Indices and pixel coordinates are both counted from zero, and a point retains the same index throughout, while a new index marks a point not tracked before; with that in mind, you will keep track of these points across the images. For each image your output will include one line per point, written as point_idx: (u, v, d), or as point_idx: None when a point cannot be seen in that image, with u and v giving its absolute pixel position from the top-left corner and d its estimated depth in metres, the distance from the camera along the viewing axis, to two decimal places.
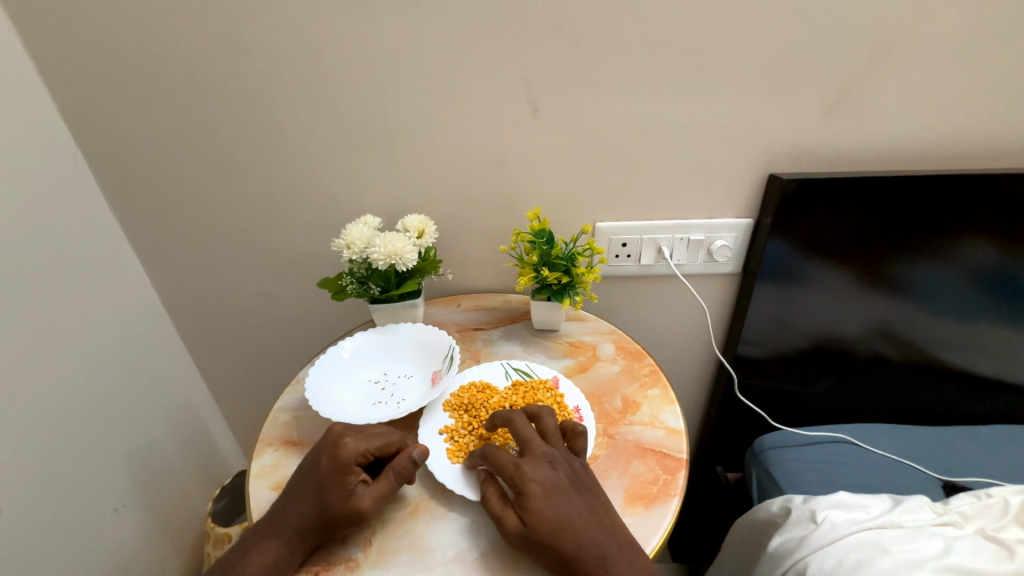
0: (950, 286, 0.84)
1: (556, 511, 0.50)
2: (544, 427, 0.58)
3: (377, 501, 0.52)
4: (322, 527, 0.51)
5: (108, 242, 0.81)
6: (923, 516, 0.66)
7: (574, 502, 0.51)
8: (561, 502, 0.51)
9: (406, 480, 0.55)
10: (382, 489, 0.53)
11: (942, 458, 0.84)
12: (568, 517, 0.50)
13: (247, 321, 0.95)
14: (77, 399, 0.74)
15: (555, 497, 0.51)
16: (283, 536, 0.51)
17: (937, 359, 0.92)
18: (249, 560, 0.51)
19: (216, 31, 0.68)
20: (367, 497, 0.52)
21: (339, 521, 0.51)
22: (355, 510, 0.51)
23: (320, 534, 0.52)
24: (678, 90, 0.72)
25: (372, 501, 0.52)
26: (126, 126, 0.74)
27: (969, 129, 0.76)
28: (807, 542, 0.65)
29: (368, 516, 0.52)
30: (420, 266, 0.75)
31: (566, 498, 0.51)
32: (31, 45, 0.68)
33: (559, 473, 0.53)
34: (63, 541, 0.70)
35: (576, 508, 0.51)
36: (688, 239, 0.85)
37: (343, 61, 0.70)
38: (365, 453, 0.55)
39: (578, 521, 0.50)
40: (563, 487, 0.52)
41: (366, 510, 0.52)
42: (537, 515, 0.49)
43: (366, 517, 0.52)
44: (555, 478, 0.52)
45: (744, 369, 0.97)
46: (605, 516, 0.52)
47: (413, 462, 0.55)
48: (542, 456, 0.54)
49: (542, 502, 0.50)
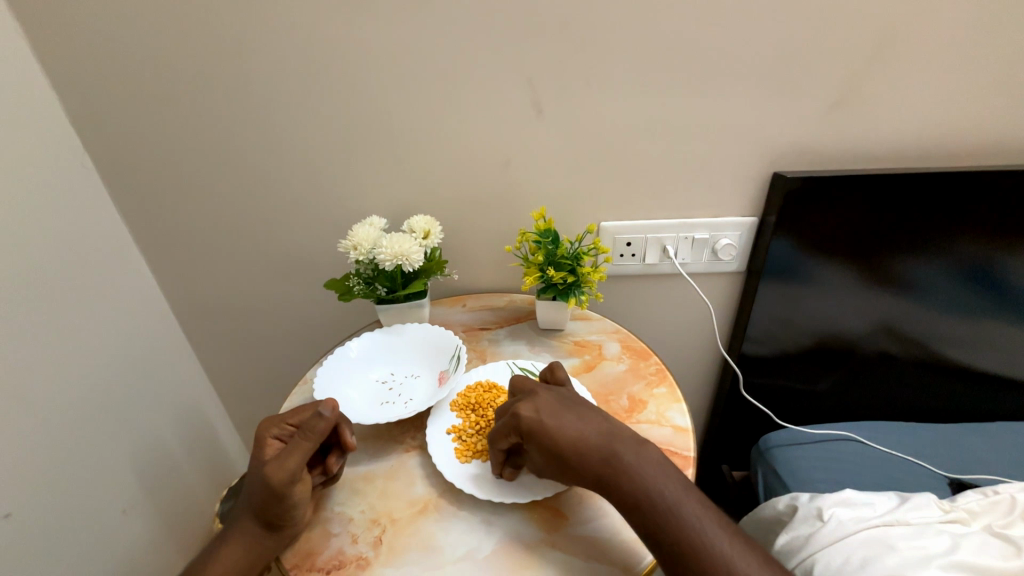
0: (957, 282, 0.84)
1: (560, 423, 0.53)
2: (519, 383, 0.61)
3: (294, 466, 0.52)
4: (263, 511, 0.52)
5: (115, 245, 0.81)
6: (929, 513, 0.66)
7: (565, 417, 0.54)
8: (555, 421, 0.54)
9: (318, 435, 0.54)
10: (297, 454, 0.53)
11: (948, 456, 0.84)
12: (565, 430, 0.53)
13: (252, 322, 0.95)
14: (83, 399, 0.75)
15: (549, 419, 0.54)
16: (245, 532, 0.53)
17: (942, 356, 0.92)
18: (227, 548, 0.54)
19: (219, 34, 0.68)
20: (278, 467, 0.51)
21: (270, 500, 0.51)
22: (270, 482, 0.51)
23: (267, 519, 0.52)
24: (683, 87, 0.72)
25: (294, 465, 0.52)
26: (131, 128, 0.75)
27: (972, 127, 0.76)
28: (814, 540, 0.65)
29: (286, 489, 0.51)
30: (427, 266, 0.76)
31: (559, 416, 0.54)
32: (39, 51, 0.69)
33: (545, 402, 0.56)
34: (70, 541, 0.71)
35: (567, 420, 0.54)
36: (692, 238, 0.85)
37: (347, 62, 0.71)
38: (288, 430, 0.58)
39: (576, 430, 0.53)
40: (553, 410, 0.55)
41: (282, 481, 0.51)
42: (546, 432, 0.53)
43: (288, 487, 0.51)
44: (555, 402, 0.56)
45: (748, 368, 0.97)
46: (608, 424, 0.55)
47: (320, 417, 0.55)
48: (539, 394, 0.58)
49: (543, 429, 0.53)
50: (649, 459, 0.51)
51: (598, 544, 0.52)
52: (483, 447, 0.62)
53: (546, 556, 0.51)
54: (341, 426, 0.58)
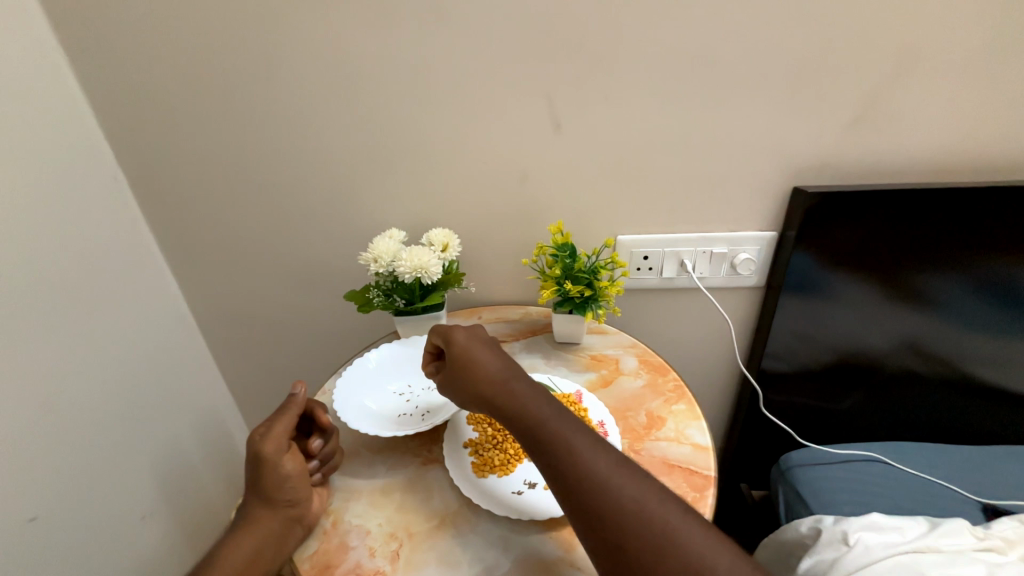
0: (983, 299, 0.82)
1: (476, 353, 0.57)
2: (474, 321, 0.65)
3: (279, 434, 0.59)
4: (261, 487, 0.58)
5: (142, 255, 0.84)
6: (962, 541, 0.63)
7: (485, 350, 0.58)
8: (475, 350, 0.58)
9: (295, 410, 0.62)
10: (279, 426, 0.60)
11: (981, 481, 0.81)
12: (478, 361, 0.57)
13: (272, 332, 0.97)
14: (107, 406, 0.76)
15: (471, 346, 0.58)
16: (252, 518, 0.57)
17: (969, 375, 0.89)
18: (241, 542, 0.57)
19: (246, 52, 0.71)
20: (265, 437, 0.59)
21: (264, 471, 0.58)
22: (260, 453, 0.58)
23: (265, 495, 0.58)
24: (702, 101, 0.72)
25: (279, 435, 0.59)
26: (160, 142, 0.77)
27: (999, 141, 0.74)
28: (839, 565, 0.63)
29: (274, 455, 0.58)
30: (444, 279, 0.76)
31: (481, 348, 0.58)
32: (77, 69, 0.72)
33: (477, 334, 0.60)
34: (90, 545, 0.72)
35: (485, 354, 0.58)
36: (710, 253, 0.85)
37: (369, 77, 0.72)
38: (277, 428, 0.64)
39: (487, 363, 0.57)
40: (478, 341, 0.59)
41: (270, 448, 0.58)
42: (461, 356, 0.57)
43: (277, 453, 0.58)
44: (478, 333, 0.60)
45: (768, 384, 0.95)
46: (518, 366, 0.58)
47: (293, 395, 0.63)
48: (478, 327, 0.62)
49: (461, 350, 0.58)
50: (543, 396, 0.54)
51: None
52: (500, 462, 0.61)
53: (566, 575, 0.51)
54: (319, 410, 0.65)
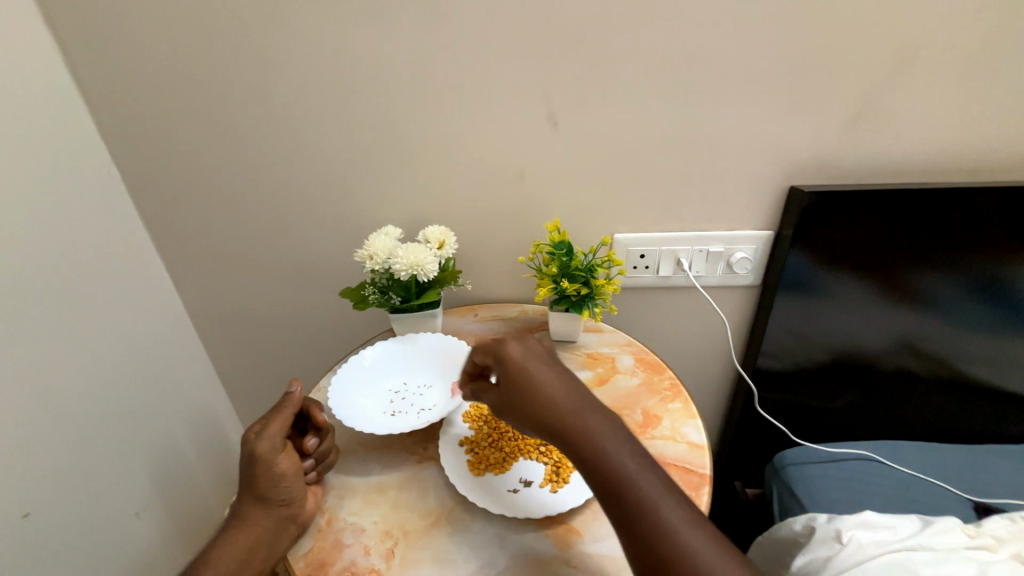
0: (977, 299, 0.82)
1: (533, 368, 0.53)
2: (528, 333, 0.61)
3: (274, 432, 0.59)
4: (255, 486, 0.58)
5: (136, 251, 0.83)
6: (954, 539, 0.64)
7: (543, 365, 0.54)
8: (534, 366, 0.53)
9: (291, 408, 0.62)
10: (275, 424, 0.60)
11: (973, 479, 0.81)
12: (538, 378, 0.52)
13: (267, 329, 0.96)
14: (101, 403, 0.76)
15: (529, 361, 0.54)
16: (245, 516, 0.58)
17: (963, 374, 0.90)
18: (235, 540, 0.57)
19: (241, 47, 0.70)
20: (261, 436, 0.59)
21: (258, 470, 0.58)
22: (256, 452, 0.58)
23: (259, 493, 0.58)
24: (700, 98, 0.72)
25: (274, 432, 0.59)
26: (154, 138, 0.77)
27: (994, 142, 0.75)
28: (833, 563, 0.63)
29: (269, 453, 0.58)
30: (441, 276, 0.75)
31: (541, 364, 0.54)
32: (70, 62, 0.71)
33: (533, 348, 0.56)
34: (84, 542, 0.72)
35: (544, 370, 0.53)
36: (706, 252, 0.85)
37: (365, 73, 0.72)
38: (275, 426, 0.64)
39: (547, 380, 0.52)
40: (537, 356, 0.55)
41: (265, 446, 0.58)
42: (518, 371, 0.53)
43: (271, 451, 0.58)
44: (540, 352, 0.56)
45: (763, 383, 0.96)
46: (580, 385, 0.53)
47: (289, 393, 0.63)
48: (533, 341, 0.57)
49: (517, 365, 0.53)
50: (619, 431, 0.49)
51: (612, 562, 0.51)
52: (496, 460, 0.61)
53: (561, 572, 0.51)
54: (315, 407, 0.65)
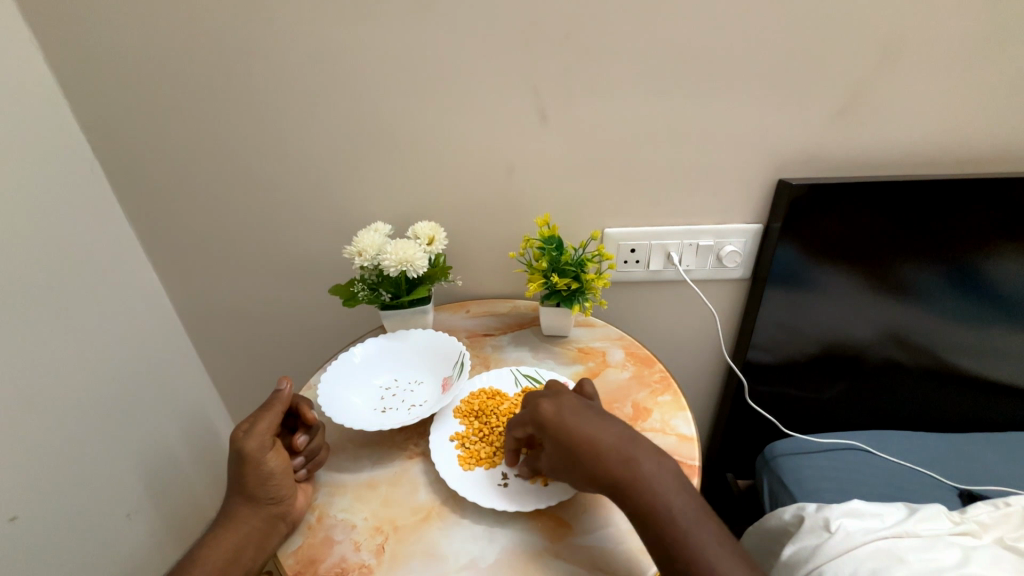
0: (963, 289, 0.83)
1: (576, 420, 0.53)
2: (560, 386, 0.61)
3: (262, 431, 0.58)
4: (244, 484, 0.57)
5: (122, 249, 0.82)
6: (940, 525, 0.65)
7: (585, 415, 0.53)
8: (578, 420, 0.53)
9: (281, 405, 0.61)
10: (263, 423, 0.59)
11: (958, 466, 0.83)
12: (585, 431, 0.52)
13: (256, 327, 0.96)
14: (89, 403, 0.75)
15: (569, 414, 0.54)
16: (233, 514, 0.57)
17: (949, 364, 0.91)
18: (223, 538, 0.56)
19: (225, 42, 0.69)
20: (249, 434, 0.58)
21: (246, 469, 0.57)
22: (244, 451, 0.57)
23: (247, 492, 0.57)
24: (688, 92, 0.72)
25: (263, 431, 0.58)
26: (138, 134, 0.76)
27: (978, 135, 0.75)
28: (821, 552, 0.64)
29: (258, 453, 0.57)
30: (430, 272, 0.76)
31: (582, 416, 0.53)
32: (51, 57, 0.70)
33: (569, 400, 0.56)
34: (73, 544, 0.71)
35: (586, 420, 0.53)
36: (696, 245, 0.85)
37: (352, 69, 0.71)
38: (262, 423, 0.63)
39: (593, 432, 0.52)
40: (576, 408, 0.54)
41: (253, 445, 0.57)
42: (563, 427, 0.52)
43: (260, 451, 0.57)
44: (578, 403, 0.55)
45: (753, 375, 0.96)
46: (627, 428, 0.53)
47: (278, 391, 0.61)
48: (567, 394, 0.57)
49: (559, 424, 0.53)
50: (674, 478, 0.49)
51: (599, 554, 0.52)
52: (486, 454, 0.61)
53: (551, 564, 0.51)
54: (304, 405, 0.64)
